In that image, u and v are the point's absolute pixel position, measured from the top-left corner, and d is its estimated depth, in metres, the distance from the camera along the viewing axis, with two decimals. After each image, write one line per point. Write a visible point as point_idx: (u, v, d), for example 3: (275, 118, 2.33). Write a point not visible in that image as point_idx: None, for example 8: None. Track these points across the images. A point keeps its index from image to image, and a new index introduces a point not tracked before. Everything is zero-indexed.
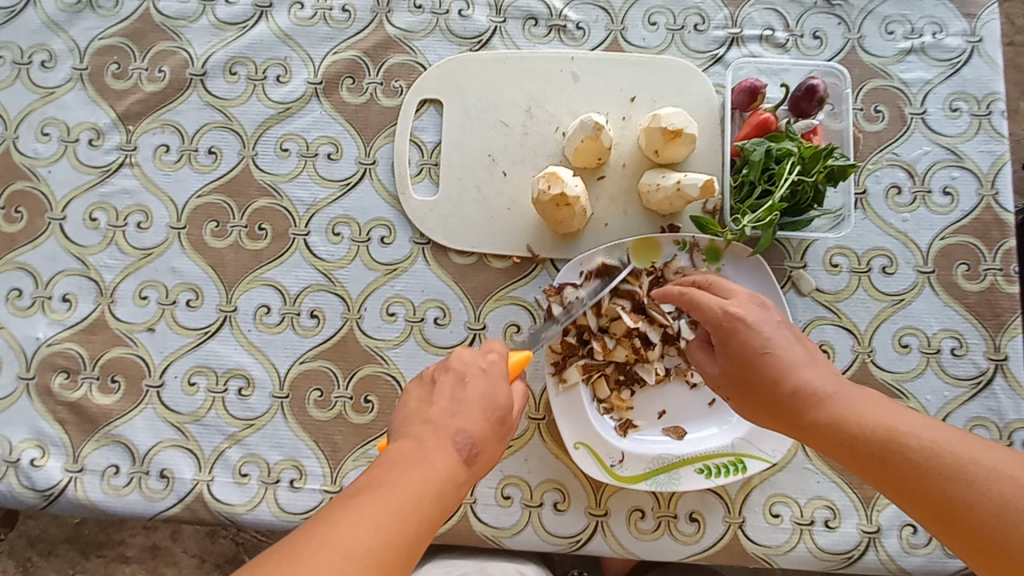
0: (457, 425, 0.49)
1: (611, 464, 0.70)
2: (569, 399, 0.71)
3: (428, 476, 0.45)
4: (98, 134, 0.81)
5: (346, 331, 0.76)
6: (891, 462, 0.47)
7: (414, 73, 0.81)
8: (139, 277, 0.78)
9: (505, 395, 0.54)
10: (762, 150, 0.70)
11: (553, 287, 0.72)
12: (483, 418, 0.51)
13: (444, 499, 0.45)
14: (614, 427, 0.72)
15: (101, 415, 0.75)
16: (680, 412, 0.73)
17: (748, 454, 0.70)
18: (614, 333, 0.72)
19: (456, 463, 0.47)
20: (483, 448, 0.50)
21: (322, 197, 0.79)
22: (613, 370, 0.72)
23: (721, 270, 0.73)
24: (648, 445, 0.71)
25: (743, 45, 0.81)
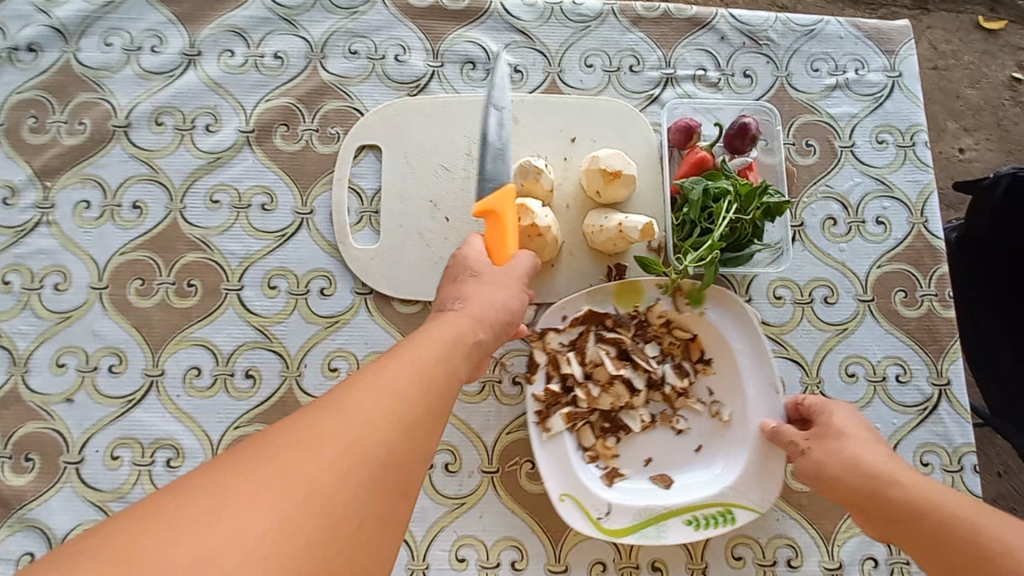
0: (444, 303, 0.57)
1: (598, 517, 0.66)
2: (552, 448, 0.68)
3: (426, 349, 0.47)
4: (12, 192, 0.76)
5: (285, 390, 0.72)
6: (901, 513, 0.52)
7: (350, 119, 0.79)
8: (56, 343, 0.72)
9: (482, 260, 0.61)
10: (700, 189, 0.70)
11: (535, 333, 0.71)
12: (473, 284, 0.58)
13: (453, 364, 0.47)
14: (601, 476, 0.68)
15: (13, 499, 0.68)
16: (667, 460, 0.70)
17: (737, 505, 0.67)
18: (598, 380, 0.70)
19: (448, 330, 0.51)
20: (474, 299, 0.56)
21: (256, 249, 0.75)
22: (597, 418, 0.70)
23: (705, 313, 0.72)
24: (636, 496, 0.68)
25: (678, 85, 0.82)
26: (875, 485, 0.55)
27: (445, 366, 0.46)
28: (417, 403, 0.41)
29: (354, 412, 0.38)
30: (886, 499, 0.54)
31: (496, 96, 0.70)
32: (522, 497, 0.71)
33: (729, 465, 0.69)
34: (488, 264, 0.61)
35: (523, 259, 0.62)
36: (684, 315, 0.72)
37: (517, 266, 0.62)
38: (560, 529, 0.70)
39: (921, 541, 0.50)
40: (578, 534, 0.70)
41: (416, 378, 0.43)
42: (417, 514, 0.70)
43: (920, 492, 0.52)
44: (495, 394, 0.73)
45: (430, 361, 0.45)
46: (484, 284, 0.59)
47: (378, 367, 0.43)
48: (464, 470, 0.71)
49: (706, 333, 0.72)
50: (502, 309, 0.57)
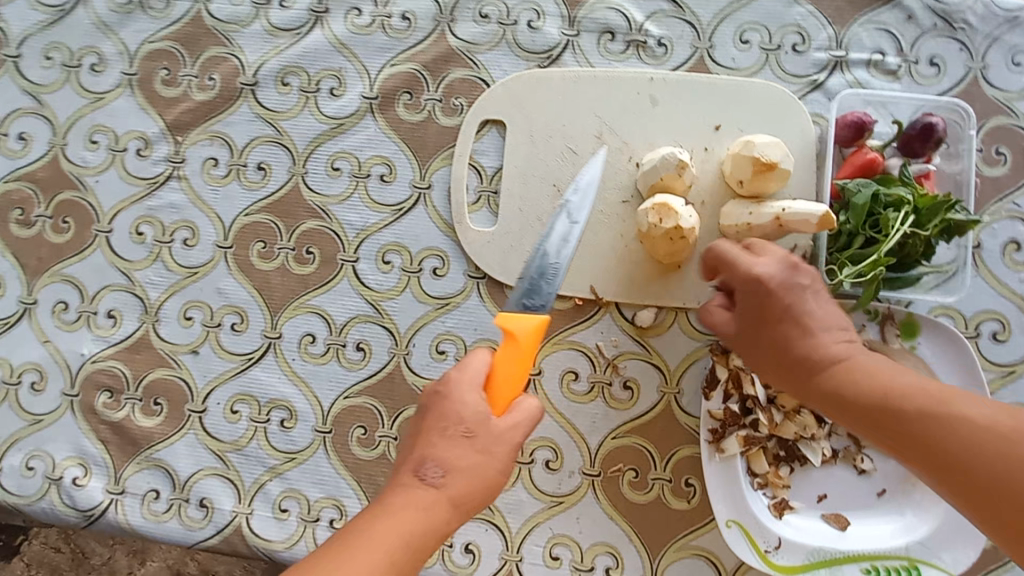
0: (422, 457, 0.50)
1: (766, 549, 0.63)
2: (724, 470, 0.64)
3: (429, 482, 0.49)
4: (146, 144, 0.78)
5: (393, 366, 0.72)
6: (947, 464, 0.45)
7: (476, 90, 0.75)
8: (184, 297, 0.75)
9: (475, 411, 0.50)
10: (868, 194, 0.62)
11: (718, 347, 0.66)
12: (452, 443, 0.50)
13: (419, 546, 0.47)
14: (769, 506, 0.65)
15: (144, 438, 0.73)
16: (844, 500, 0.65)
17: (923, 560, 0.62)
18: (782, 406, 0.65)
19: (426, 498, 0.49)
20: (453, 475, 0.49)
21: (373, 221, 0.74)
22: (773, 445, 0.66)
23: (918, 348, 0.64)
24: (807, 535, 0.64)
25: (848, 70, 0.72)
26: (889, 415, 0.49)
27: (409, 554, 0.46)
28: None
29: (359, 559, 0.44)
30: (937, 445, 0.46)
31: (573, 204, 0.60)
32: (623, 507, 0.68)
33: (919, 518, 0.64)
34: (484, 421, 0.50)
35: (527, 410, 0.51)
36: (892, 348, 0.65)
37: (513, 423, 0.51)
38: (659, 543, 0.67)
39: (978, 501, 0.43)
40: (678, 552, 0.67)
41: (378, 566, 0.44)
42: (514, 506, 0.69)
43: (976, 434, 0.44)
44: (604, 396, 0.70)
45: (397, 544, 0.46)
46: (470, 452, 0.50)
47: (346, 552, 0.45)
48: (565, 470, 0.69)
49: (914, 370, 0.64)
50: (481, 489, 0.50)
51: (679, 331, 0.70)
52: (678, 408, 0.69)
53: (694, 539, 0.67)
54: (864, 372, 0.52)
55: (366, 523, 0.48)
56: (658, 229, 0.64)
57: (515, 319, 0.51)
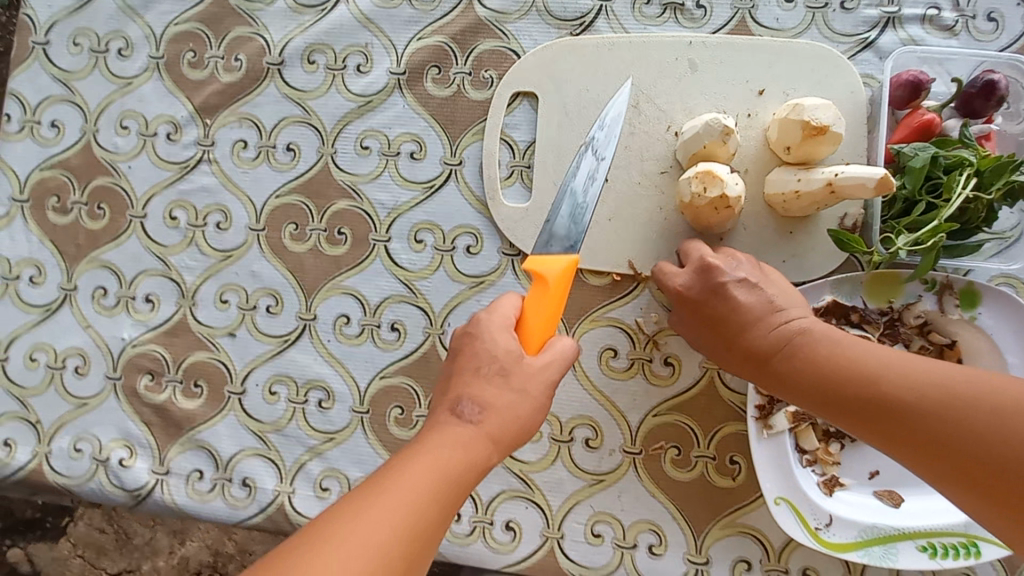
0: (458, 396, 0.49)
1: (816, 527, 0.62)
2: (772, 447, 0.62)
3: (466, 416, 0.48)
4: (176, 128, 0.77)
5: (428, 346, 0.72)
6: (901, 429, 0.47)
7: (506, 61, 0.72)
8: (219, 280, 0.75)
9: (508, 350, 0.50)
10: (927, 156, 0.58)
11: None
12: (487, 382, 0.49)
13: (459, 480, 0.45)
14: (819, 483, 0.63)
15: (186, 420, 0.74)
16: (897, 476, 0.63)
17: (984, 538, 0.60)
18: None
19: (464, 433, 0.47)
20: (491, 411, 0.48)
21: (404, 200, 0.73)
22: (823, 420, 0.63)
23: (978, 318, 0.61)
24: (859, 511, 0.62)
25: (901, 27, 0.68)
26: (843, 396, 0.50)
27: (451, 484, 0.44)
28: (416, 523, 0.42)
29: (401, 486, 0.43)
30: (883, 411, 0.48)
31: (598, 141, 0.58)
32: (666, 484, 0.67)
33: None
34: (517, 359, 0.50)
35: (562, 348, 0.52)
36: (949, 318, 0.62)
37: (550, 361, 0.51)
38: (703, 520, 0.66)
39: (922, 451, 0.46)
40: (722, 529, 0.66)
41: (417, 495, 0.43)
42: (554, 484, 0.68)
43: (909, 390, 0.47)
44: (644, 373, 0.69)
45: (437, 473, 0.44)
46: (506, 388, 0.49)
47: (383, 485, 0.43)
48: (605, 448, 0.68)
49: (969, 341, 0.62)
50: (517, 427, 0.49)
51: None
52: (721, 384, 0.67)
53: (739, 517, 0.66)
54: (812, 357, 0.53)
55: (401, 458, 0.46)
56: (701, 199, 0.62)
57: (546, 262, 0.51)
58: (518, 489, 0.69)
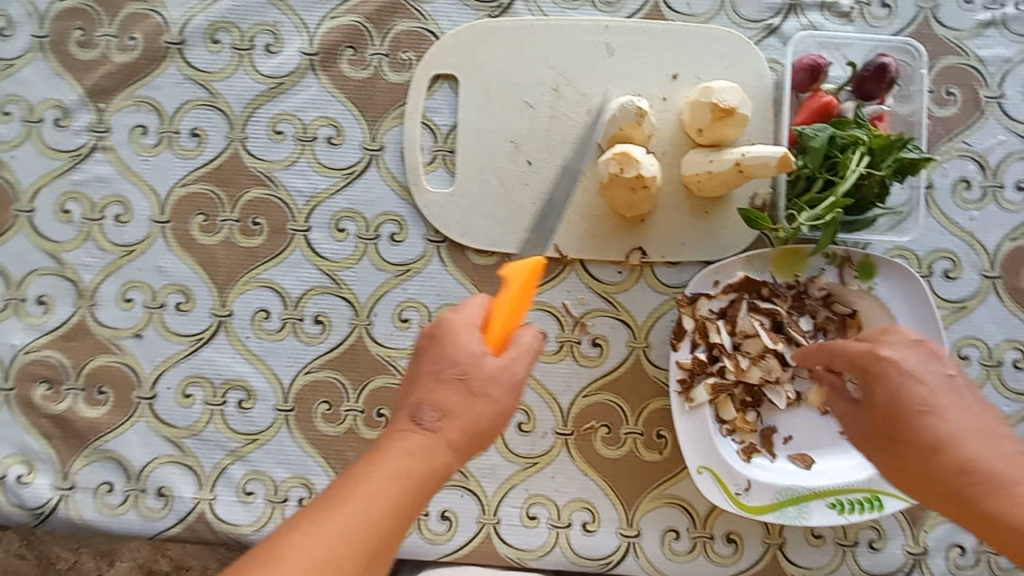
0: (416, 403, 0.45)
1: (736, 492, 0.65)
2: (695, 419, 0.65)
3: (421, 424, 0.44)
4: (64, 113, 0.71)
5: (355, 338, 0.69)
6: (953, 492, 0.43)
7: (424, 42, 0.70)
8: (122, 277, 0.70)
9: (470, 353, 0.45)
10: (825, 136, 0.62)
11: (686, 297, 0.66)
12: (447, 387, 0.45)
13: (415, 497, 0.42)
14: (738, 451, 0.66)
15: (90, 430, 0.69)
16: (808, 440, 0.67)
17: (885, 492, 0.65)
18: (747, 352, 0.66)
19: (423, 444, 0.44)
20: (449, 419, 0.44)
21: (323, 187, 0.70)
22: (740, 391, 0.66)
23: (875, 288, 0.66)
24: (775, 475, 0.66)
25: (803, 13, 0.71)
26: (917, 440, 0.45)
27: (408, 501, 0.41)
28: (367, 547, 0.39)
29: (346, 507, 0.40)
30: (887, 425, 0.46)
31: None
32: (597, 462, 0.68)
33: None
34: (478, 360, 0.45)
35: (526, 338, 0.47)
36: (849, 289, 0.66)
37: (512, 347, 0.46)
38: (633, 494, 0.68)
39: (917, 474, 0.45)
40: (651, 501, 0.68)
41: (371, 516, 0.40)
42: (489, 470, 0.68)
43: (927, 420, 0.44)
44: (573, 355, 0.69)
45: (393, 490, 0.41)
46: (466, 394, 0.45)
47: (334, 504, 0.40)
48: (538, 431, 0.69)
49: (867, 308, 0.66)
50: (483, 432, 0.45)
51: (646, 285, 0.70)
52: (647, 362, 0.69)
53: (667, 488, 0.68)
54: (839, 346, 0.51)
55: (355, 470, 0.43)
56: (619, 179, 0.63)
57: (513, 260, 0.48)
58: (452, 478, 0.68)
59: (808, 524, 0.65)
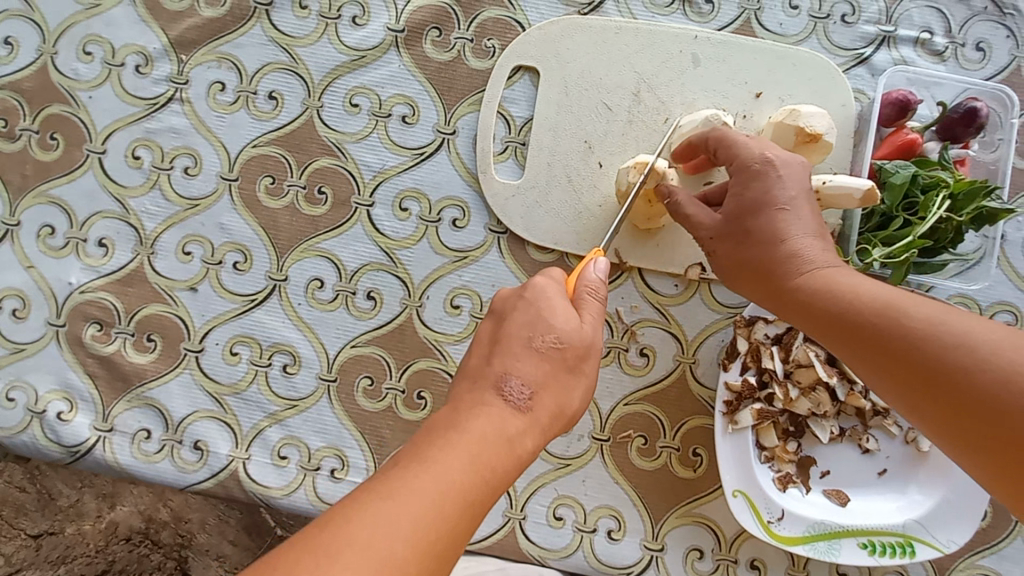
0: (504, 371, 0.47)
1: (769, 520, 0.64)
2: (736, 442, 0.64)
3: (511, 398, 0.45)
4: (146, 60, 0.71)
5: (405, 317, 0.70)
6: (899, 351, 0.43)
7: (510, 32, 0.70)
8: (183, 230, 0.70)
9: (567, 320, 0.48)
10: (907, 174, 0.61)
11: (743, 318, 0.66)
12: (537, 356, 0.47)
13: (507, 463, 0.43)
14: (775, 479, 0.65)
15: (135, 375, 0.69)
16: (846, 477, 0.67)
17: (919, 539, 0.64)
18: (797, 381, 0.65)
19: (513, 413, 0.45)
20: (542, 394, 0.46)
21: (392, 164, 0.70)
22: (785, 420, 0.66)
23: None
24: (808, 508, 0.65)
25: (895, 47, 0.70)
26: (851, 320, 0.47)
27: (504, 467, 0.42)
28: (460, 511, 0.39)
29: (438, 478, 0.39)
30: (909, 354, 0.42)
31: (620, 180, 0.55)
32: (630, 472, 0.68)
33: (918, 498, 0.65)
34: (574, 332, 0.48)
35: (597, 272, 0.51)
36: None
37: (588, 293, 0.50)
38: (662, 508, 0.68)
39: (947, 409, 0.40)
40: (679, 518, 0.68)
41: (470, 477, 0.40)
42: None
43: (939, 337, 0.41)
44: (619, 362, 0.69)
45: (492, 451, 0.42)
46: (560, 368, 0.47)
47: (424, 460, 0.40)
48: (574, 433, 0.68)
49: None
50: (566, 413, 0.48)
51: (701, 301, 0.69)
52: (692, 378, 0.69)
53: (696, 507, 0.68)
54: (837, 280, 0.50)
55: (441, 430, 0.43)
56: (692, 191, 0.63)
57: None
58: None
59: (836, 561, 0.64)
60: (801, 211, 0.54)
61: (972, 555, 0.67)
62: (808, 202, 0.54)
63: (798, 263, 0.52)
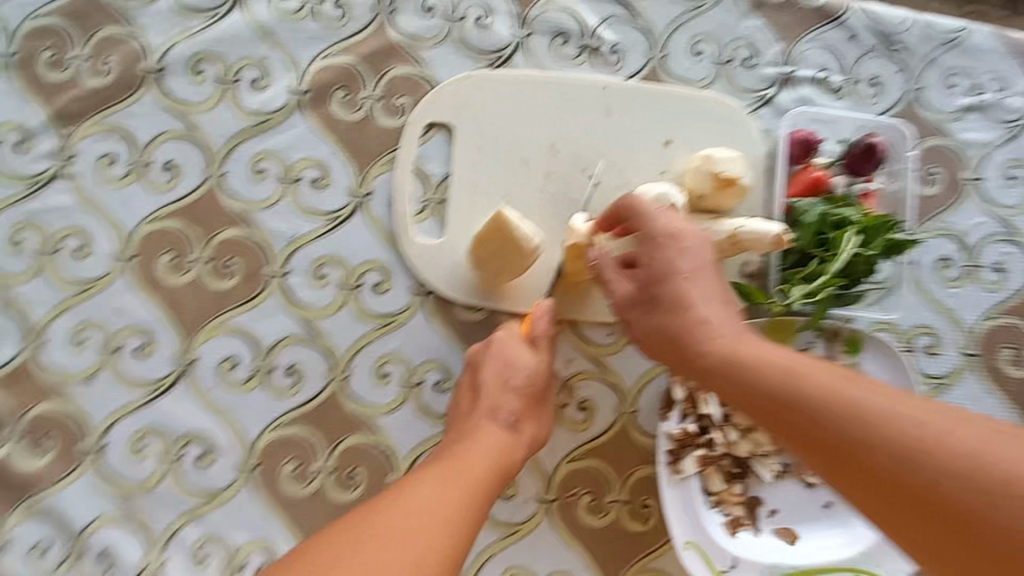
0: (492, 407, 0.61)
1: (722, 569, 0.63)
2: (682, 491, 0.63)
3: (495, 433, 0.59)
4: (25, 136, 0.66)
5: (330, 392, 0.65)
6: (809, 420, 0.43)
7: (419, 89, 0.69)
8: (76, 316, 0.64)
9: (525, 370, 0.63)
10: (817, 213, 0.63)
11: None
12: (512, 397, 0.61)
13: (496, 472, 0.57)
14: (724, 525, 0.64)
15: (26, 484, 0.62)
16: (793, 514, 0.66)
17: (868, 570, 0.64)
18: (736, 424, 0.65)
19: (496, 435, 0.59)
20: (522, 420, 0.61)
21: (305, 231, 0.67)
22: (728, 463, 0.65)
23: (861, 363, 0.66)
24: (759, 551, 0.64)
25: (795, 87, 0.72)
26: (761, 387, 0.47)
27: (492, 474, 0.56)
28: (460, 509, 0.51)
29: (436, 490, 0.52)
30: (819, 425, 0.43)
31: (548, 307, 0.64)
32: (580, 533, 0.66)
33: (864, 528, 0.65)
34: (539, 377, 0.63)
35: (542, 319, 0.63)
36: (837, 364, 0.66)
37: (541, 334, 0.63)
38: (616, 567, 0.65)
39: (864, 481, 0.40)
40: None
41: (464, 494, 0.52)
42: None
43: (847, 407, 0.42)
44: (559, 419, 0.67)
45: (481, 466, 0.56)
46: (531, 404, 0.62)
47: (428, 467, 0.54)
48: (519, 497, 0.65)
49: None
50: (540, 437, 0.62)
51: (636, 348, 0.68)
52: (634, 428, 0.67)
53: (651, 561, 0.66)
54: (742, 349, 0.50)
55: (438, 465, 0.55)
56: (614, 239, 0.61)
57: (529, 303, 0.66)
58: None
59: None
60: (701, 279, 0.55)
61: None
62: (710, 268, 0.56)
63: (705, 330, 0.52)
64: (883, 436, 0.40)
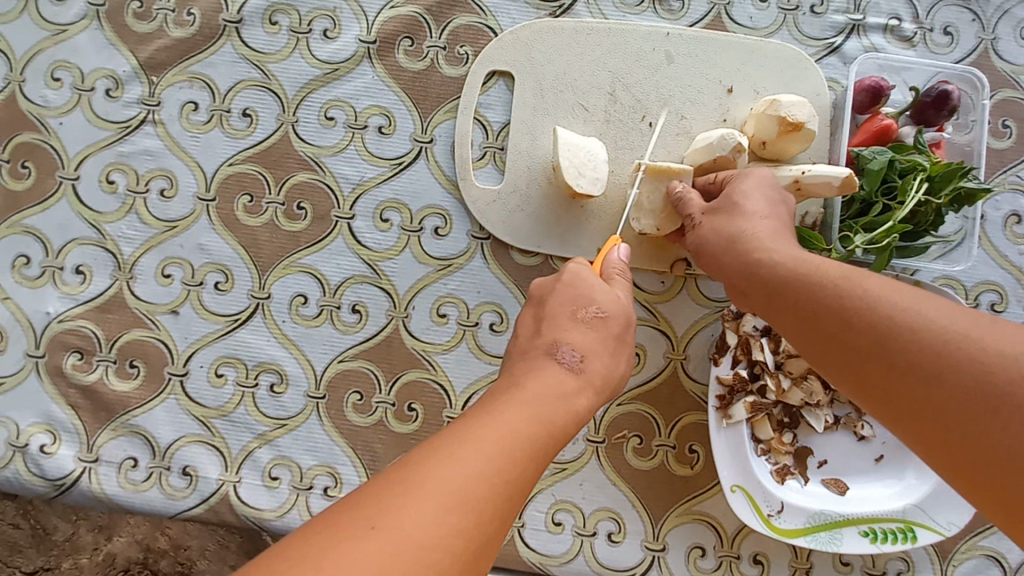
0: (555, 341, 0.50)
1: (769, 513, 0.64)
2: (731, 435, 0.64)
3: (550, 377, 0.47)
4: (116, 84, 0.70)
5: (392, 329, 0.69)
6: (849, 323, 0.43)
7: (481, 38, 0.70)
8: (162, 252, 0.70)
9: (605, 295, 0.52)
10: (884, 159, 0.61)
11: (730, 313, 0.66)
12: (583, 328, 0.51)
13: (560, 425, 0.44)
14: (772, 472, 0.65)
15: (119, 403, 0.68)
16: (843, 466, 0.66)
17: (919, 523, 0.64)
18: (788, 372, 0.65)
19: (558, 377, 0.47)
20: (590, 361, 0.49)
21: (370, 176, 0.70)
22: (778, 411, 0.66)
23: None
24: (808, 498, 0.65)
25: (864, 35, 0.71)
26: (802, 288, 0.47)
27: (543, 438, 0.42)
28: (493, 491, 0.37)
29: (466, 459, 0.38)
30: (857, 322, 0.42)
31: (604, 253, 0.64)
32: (627, 473, 0.68)
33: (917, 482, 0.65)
34: (615, 310, 0.52)
35: (620, 257, 0.56)
36: None
37: (617, 272, 0.55)
38: (662, 508, 0.67)
39: (884, 375, 0.40)
40: (679, 517, 0.67)
41: (502, 470, 0.38)
42: None
43: (894, 309, 0.41)
44: None
45: (526, 429, 0.41)
46: (602, 332, 0.51)
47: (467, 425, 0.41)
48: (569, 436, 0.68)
49: None
50: (610, 378, 0.50)
51: (688, 297, 0.69)
52: (683, 375, 0.69)
53: (695, 504, 0.67)
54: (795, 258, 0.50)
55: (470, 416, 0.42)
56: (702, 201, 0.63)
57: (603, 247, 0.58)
58: None
59: (839, 551, 0.64)
60: (774, 211, 0.56)
61: (973, 536, 0.67)
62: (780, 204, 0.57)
63: (760, 242, 0.53)
64: (920, 336, 0.39)
